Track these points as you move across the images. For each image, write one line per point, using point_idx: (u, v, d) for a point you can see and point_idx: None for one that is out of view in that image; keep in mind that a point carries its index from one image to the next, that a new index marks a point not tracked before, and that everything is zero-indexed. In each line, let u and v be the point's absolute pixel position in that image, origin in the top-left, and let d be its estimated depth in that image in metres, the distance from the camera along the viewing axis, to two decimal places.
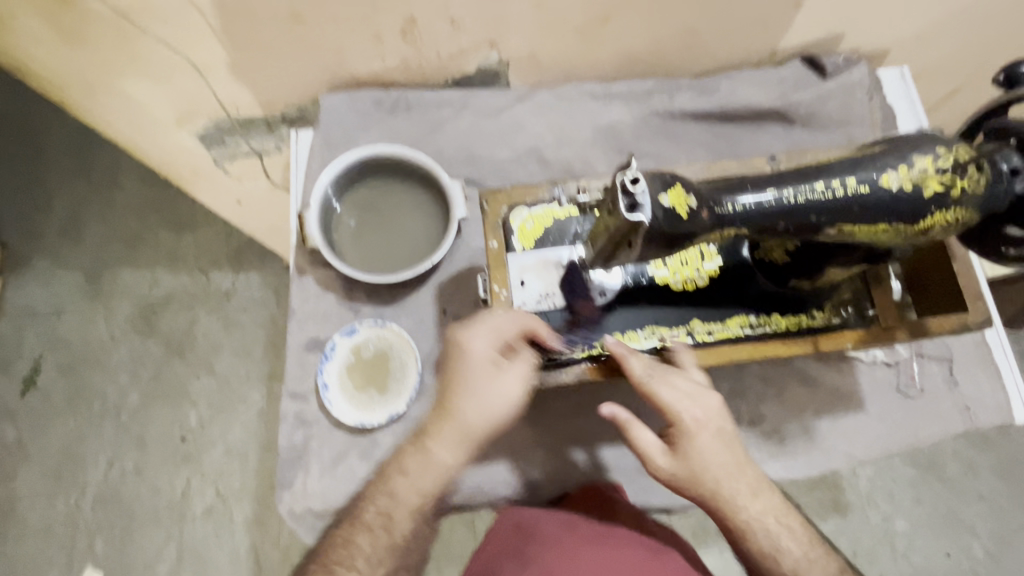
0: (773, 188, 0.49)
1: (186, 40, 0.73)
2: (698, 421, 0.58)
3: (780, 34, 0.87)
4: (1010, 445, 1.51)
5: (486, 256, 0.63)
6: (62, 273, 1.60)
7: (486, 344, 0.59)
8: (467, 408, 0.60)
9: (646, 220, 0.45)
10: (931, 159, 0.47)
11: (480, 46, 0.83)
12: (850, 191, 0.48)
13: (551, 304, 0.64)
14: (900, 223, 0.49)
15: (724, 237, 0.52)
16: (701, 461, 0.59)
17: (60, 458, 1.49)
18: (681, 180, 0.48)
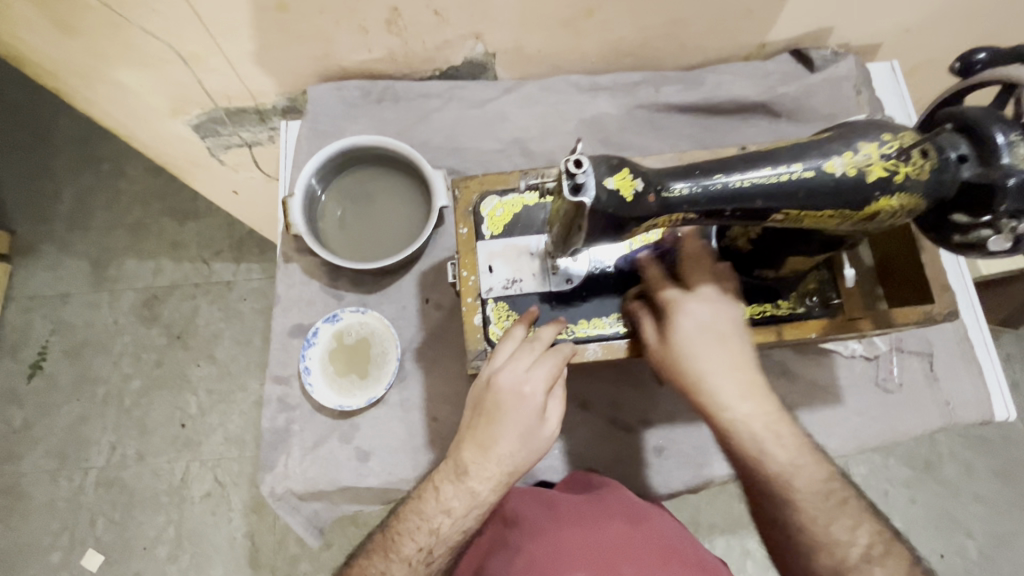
0: (720, 172, 0.49)
1: (176, 29, 0.75)
2: (697, 312, 0.60)
3: (767, 27, 0.87)
4: (1008, 447, 1.50)
5: (458, 242, 0.66)
6: (68, 261, 1.64)
7: (540, 386, 0.58)
8: (515, 449, 0.58)
9: (589, 201, 0.46)
10: (875, 146, 0.49)
11: (465, 38, 0.84)
12: (795, 176, 0.49)
13: (517, 290, 0.65)
14: (845, 208, 0.50)
15: (673, 222, 0.52)
16: (688, 348, 0.59)
17: (64, 440, 1.53)
18: (628, 163, 0.49)
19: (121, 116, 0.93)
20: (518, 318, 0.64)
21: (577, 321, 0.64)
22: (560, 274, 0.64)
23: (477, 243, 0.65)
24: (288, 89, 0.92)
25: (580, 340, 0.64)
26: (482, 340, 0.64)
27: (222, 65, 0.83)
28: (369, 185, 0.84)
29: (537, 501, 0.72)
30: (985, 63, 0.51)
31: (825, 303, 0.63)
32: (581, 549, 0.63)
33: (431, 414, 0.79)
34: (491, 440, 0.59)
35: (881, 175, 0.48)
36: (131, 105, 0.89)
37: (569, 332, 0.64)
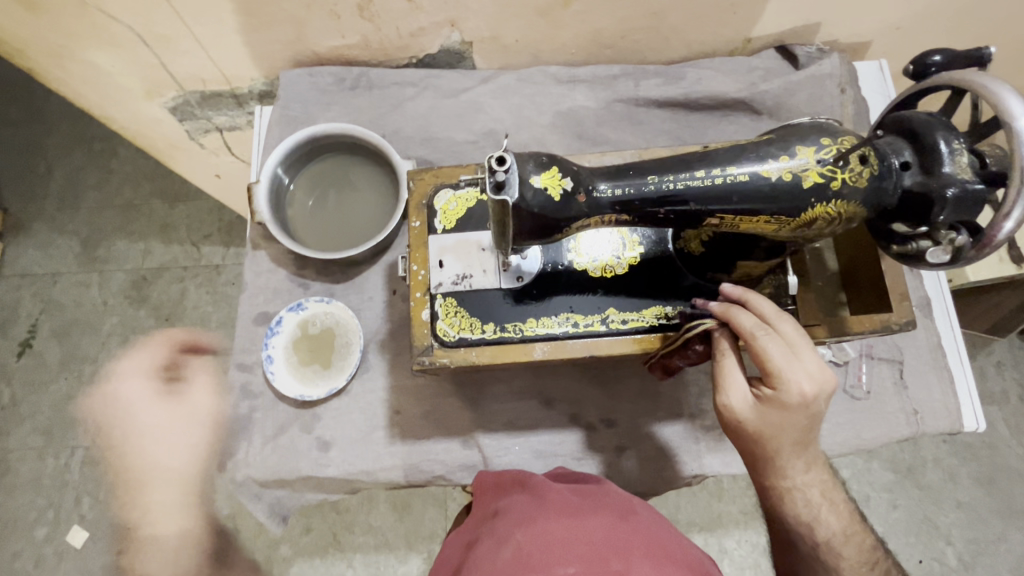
0: (652, 173, 0.48)
1: (141, 9, 0.74)
2: (807, 400, 0.54)
3: (751, 23, 0.84)
4: (993, 454, 1.49)
5: (410, 236, 0.66)
6: (58, 240, 1.64)
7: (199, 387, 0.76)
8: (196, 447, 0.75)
9: (512, 199, 0.45)
10: (812, 150, 0.47)
11: (440, 26, 0.82)
12: (729, 180, 0.48)
13: (468, 286, 0.64)
14: (780, 215, 0.49)
15: (608, 223, 0.51)
16: (779, 432, 0.56)
17: (52, 418, 1.54)
18: (558, 161, 0.48)
19: (97, 98, 0.92)
20: (465, 314, 0.63)
21: (525, 319, 0.63)
22: (511, 271, 0.63)
23: (429, 237, 0.65)
24: (263, 74, 0.91)
25: (528, 338, 0.63)
26: (429, 336, 0.63)
27: (193, 48, 0.82)
28: (339, 176, 0.83)
29: (528, 494, 0.67)
30: (940, 66, 0.49)
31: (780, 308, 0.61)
32: (572, 542, 0.57)
33: (393, 406, 0.78)
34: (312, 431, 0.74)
35: (817, 180, 0.47)
36: (106, 86, 0.89)
37: (518, 330, 0.63)
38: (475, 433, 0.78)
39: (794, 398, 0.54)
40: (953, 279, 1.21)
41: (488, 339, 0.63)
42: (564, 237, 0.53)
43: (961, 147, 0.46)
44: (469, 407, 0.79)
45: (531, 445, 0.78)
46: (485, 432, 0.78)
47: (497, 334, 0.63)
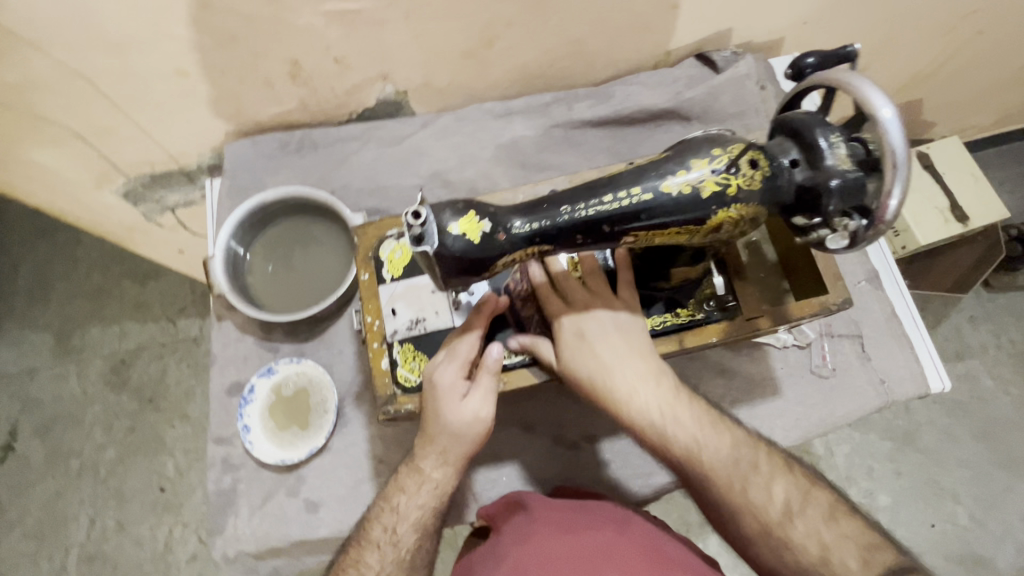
0: (564, 205, 0.50)
1: (82, 105, 0.77)
2: (586, 330, 0.63)
3: (666, 35, 0.90)
4: (983, 408, 1.52)
5: (360, 288, 0.67)
6: (31, 337, 1.63)
7: (451, 371, 0.61)
8: (442, 432, 0.62)
9: (433, 248, 0.47)
10: (706, 162, 0.50)
11: (373, 80, 0.86)
12: (635, 200, 0.50)
13: (423, 330, 0.66)
14: (688, 225, 0.51)
15: (531, 255, 0.53)
16: (579, 361, 0.62)
17: (42, 519, 1.50)
18: (475, 205, 0.50)
19: (50, 194, 0.93)
20: (423, 357, 0.65)
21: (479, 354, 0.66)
22: (462, 309, 0.66)
23: (379, 287, 0.67)
24: (209, 148, 0.92)
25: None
26: (391, 385, 0.64)
27: (136, 134, 0.84)
28: (295, 236, 0.85)
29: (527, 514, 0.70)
30: (813, 67, 0.55)
31: (722, 306, 0.65)
32: (573, 559, 0.62)
33: (377, 456, 0.78)
34: (427, 430, 0.63)
35: (714, 190, 0.50)
36: (56, 182, 0.90)
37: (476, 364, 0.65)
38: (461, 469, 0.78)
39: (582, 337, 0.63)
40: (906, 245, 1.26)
41: None
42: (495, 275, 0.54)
43: (839, 140, 0.49)
44: None
45: (517, 473, 0.79)
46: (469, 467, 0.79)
47: None
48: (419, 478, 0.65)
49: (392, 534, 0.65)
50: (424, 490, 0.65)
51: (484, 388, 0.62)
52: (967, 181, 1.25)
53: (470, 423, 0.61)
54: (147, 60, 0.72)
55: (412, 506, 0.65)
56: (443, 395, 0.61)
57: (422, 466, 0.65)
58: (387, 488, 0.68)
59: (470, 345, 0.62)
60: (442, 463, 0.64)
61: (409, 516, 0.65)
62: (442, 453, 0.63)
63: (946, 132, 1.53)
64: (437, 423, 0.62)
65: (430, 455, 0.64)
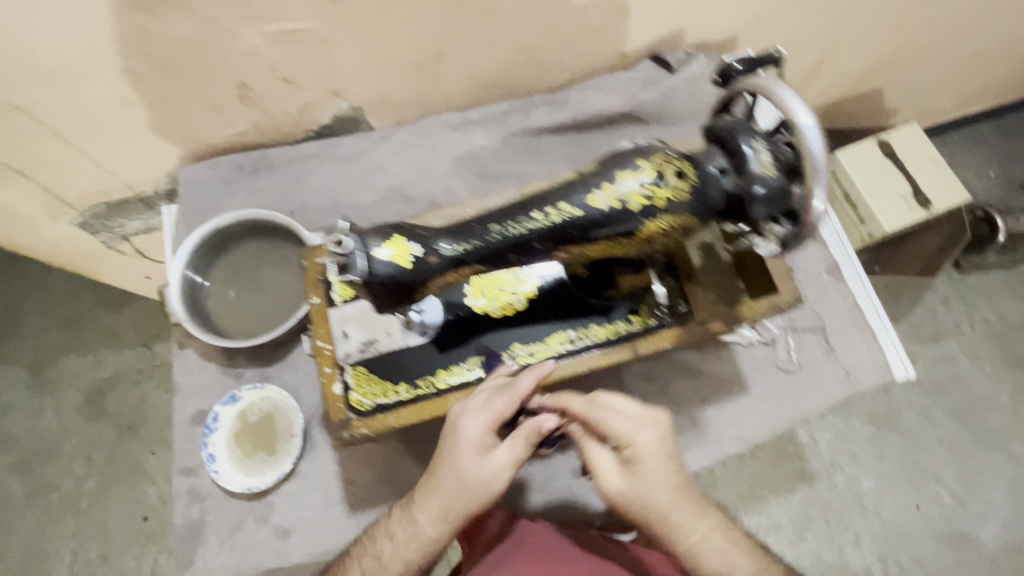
0: (494, 224, 0.52)
1: (24, 138, 0.75)
2: (646, 452, 0.57)
3: (619, 38, 0.90)
4: (960, 388, 1.54)
5: (311, 313, 0.66)
6: (4, 372, 1.59)
7: (478, 425, 0.58)
8: (448, 486, 0.59)
9: (360, 275, 0.50)
10: (633, 175, 0.51)
11: (326, 98, 0.85)
12: (564, 217, 0.51)
13: (376, 351, 0.65)
14: (620, 239, 0.53)
15: (467, 273, 0.55)
16: (645, 490, 0.57)
17: (23, 558, 1.47)
18: (404, 228, 0.52)
19: (3, 229, 0.91)
20: (377, 380, 0.64)
21: (433, 374, 0.64)
22: (415, 328, 0.64)
23: (330, 311, 0.66)
24: (164, 174, 0.90)
25: (442, 391, 0.64)
26: (345, 410, 0.63)
27: (86, 164, 0.82)
28: (255, 261, 0.84)
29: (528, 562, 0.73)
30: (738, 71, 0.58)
31: (673, 311, 0.66)
32: None
33: (346, 477, 0.77)
34: (435, 476, 0.60)
35: (642, 202, 0.51)
36: (9, 216, 0.88)
37: (431, 385, 0.64)
38: None
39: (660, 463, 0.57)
40: (872, 233, 1.29)
41: (394, 402, 0.63)
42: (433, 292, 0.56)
43: (762, 146, 0.50)
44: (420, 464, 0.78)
45: None
46: None
47: (412, 394, 0.64)
48: (410, 531, 0.62)
49: None
50: (412, 546, 0.62)
51: (507, 454, 0.58)
52: (927, 166, 1.27)
53: (480, 486, 0.57)
54: (87, 89, 0.70)
55: (397, 558, 0.63)
56: (458, 448, 0.58)
57: (418, 516, 0.62)
58: (376, 530, 0.66)
59: (505, 404, 0.58)
60: (439, 523, 0.60)
61: (391, 567, 0.63)
62: (444, 511, 0.60)
63: (910, 117, 1.55)
64: (449, 474, 0.59)
65: (430, 510, 0.60)
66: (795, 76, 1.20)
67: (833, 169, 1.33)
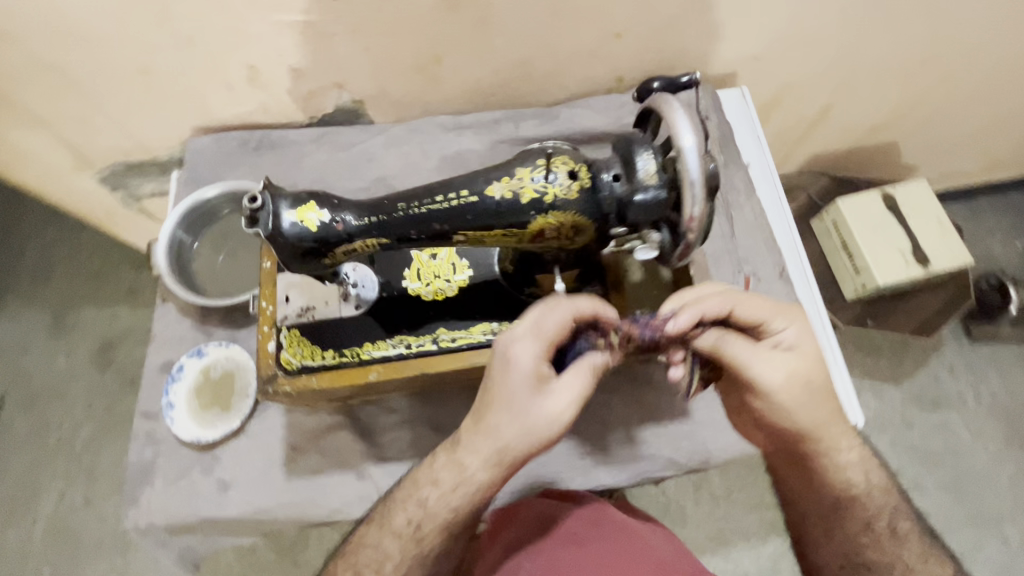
0: (400, 202, 0.60)
1: (54, 94, 0.83)
2: (791, 337, 0.64)
3: (613, 62, 0.94)
4: (957, 459, 1.47)
5: (261, 274, 0.72)
6: (28, 312, 1.70)
7: (532, 353, 0.59)
8: (506, 421, 0.60)
9: (264, 232, 0.58)
10: (527, 172, 0.59)
11: (329, 88, 0.91)
12: (460, 202, 0.59)
13: (312, 318, 0.69)
14: (510, 228, 0.60)
15: (372, 246, 0.63)
16: (802, 375, 0.63)
17: (14, 489, 1.54)
18: (316, 196, 0.60)
19: (32, 176, 1.00)
20: (309, 343, 0.68)
21: (360, 345, 0.68)
22: (351, 300, 0.69)
23: (278, 275, 0.71)
24: (178, 142, 0.98)
25: (364, 362, 0.67)
26: (273, 366, 0.66)
27: (108, 125, 0.91)
28: (239, 230, 0.90)
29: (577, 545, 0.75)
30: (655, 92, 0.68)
31: None
32: None
33: (290, 443, 0.81)
34: (487, 414, 0.61)
35: (532, 197, 0.58)
36: (37, 164, 0.97)
37: (356, 355, 0.67)
38: (369, 463, 0.80)
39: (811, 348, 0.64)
40: (867, 284, 1.29)
41: (318, 366, 0.67)
42: (340, 263, 0.65)
43: (651, 159, 0.57)
44: (361, 440, 0.81)
45: None
46: (376, 462, 0.80)
47: (337, 360, 0.67)
48: (459, 477, 0.63)
49: (416, 530, 0.66)
50: (463, 487, 0.63)
51: (571, 381, 0.60)
52: (932, 226, 1.26)
53: (543, 418, 0.59)
54: (112, 55, 0.78)
55: (444, 506, 0.65)
56: (515, 380, 0.60)
57: (466, 462, 0.63)
58: (417, 474, 0.68)
59: (556, 325, 0.61)
60: (491, 463, 0.61)
61: (436, 516, 0.65)
62: (500, 449, 0.60)
63: (928, 177, 1.52)
64: (506, 409, 0.60)
65: (481, 454, 0.61)
66: (802, 120, 1.21)
67: (832, 218, 1.33)
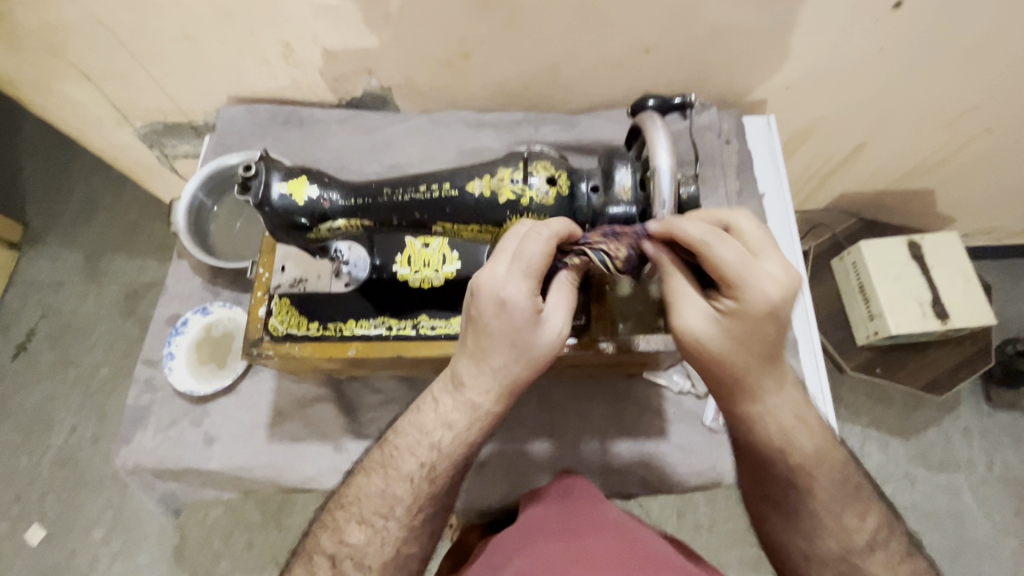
0: (386, 188, 0.63)
1: (103, 50, 0.88)
2: (760, 299, 0.52)
3: (640, 78, 0.94)
4: (959, 526, 1.41)
5: (263, 242, 0.75)
6: (66, 252, 1.80)
7: (526, 289, 0.55)
8: (509, 356, 0.58)
9: (254, 200, 0.61)
10: (508, 173, 0.62)
11: (358, 73, 0.94)
12: (442, 195, 0.62)
13: (303, 289, 0.72)
14: (487, 225, 0.63)
15: (355, 226, 0.66)
16: (739, 343, 0.54)
17: (31, 417, 1.63)
18: (308, 172, 0.63)
19: (79, 125, 1.06)
20: (296, 312, 0.71)
21: (345, 320, 0.71)
22: (342, 277, 0.72)
23: (277, 244, 0.74)
24: (213, 109, 1.03)
25: (346, 338, 0.70)
26: (261, 330, 0.70)
27: (150, 85, 0.96)
28: None
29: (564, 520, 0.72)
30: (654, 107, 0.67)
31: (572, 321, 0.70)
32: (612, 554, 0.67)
33: (277, 407, 0.84)
34: (485, 351, 0.58)
35: (509, 197, 0.61)
36: (84, 114, 1.03)
37: (338, 330, 0.70)
38: (349, 438, 0.83)
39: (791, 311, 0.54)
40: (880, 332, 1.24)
41: (300, 335, 0.70)
42: (324, 240, 0.67)
43: (629, 174, 0.60)
44: (344, 413, 0.84)
45: None
46: (355, 437, 0.83)
47: (320, 332, 0.70)
48: (470, 412, 0.60)
49: (430, 470, 0.63)
50: (474, 422, 0.61)
51: (557, 307, 0.58)
52: (955, 279, 1.22)
53: (543, 345, 0.58)
54: (159, 20, 0.83)
55: (458, 443, 0.62)
56: (512, 320, 0.56)
57: (472, 394, 0.60)
58: (420, 407, 0.64)
59: (545, 259, 0.55)
60: (503, 394, 0.60)
61: (448, 451, 0.62)
62: (509, 383, 0.59)
63: (964, 231, 1.47)
64: (507, 345, 0.57)
65: (489, 382, 0.59)
66: (832, 156, 1.18)
67: (852, 258, 1.30)
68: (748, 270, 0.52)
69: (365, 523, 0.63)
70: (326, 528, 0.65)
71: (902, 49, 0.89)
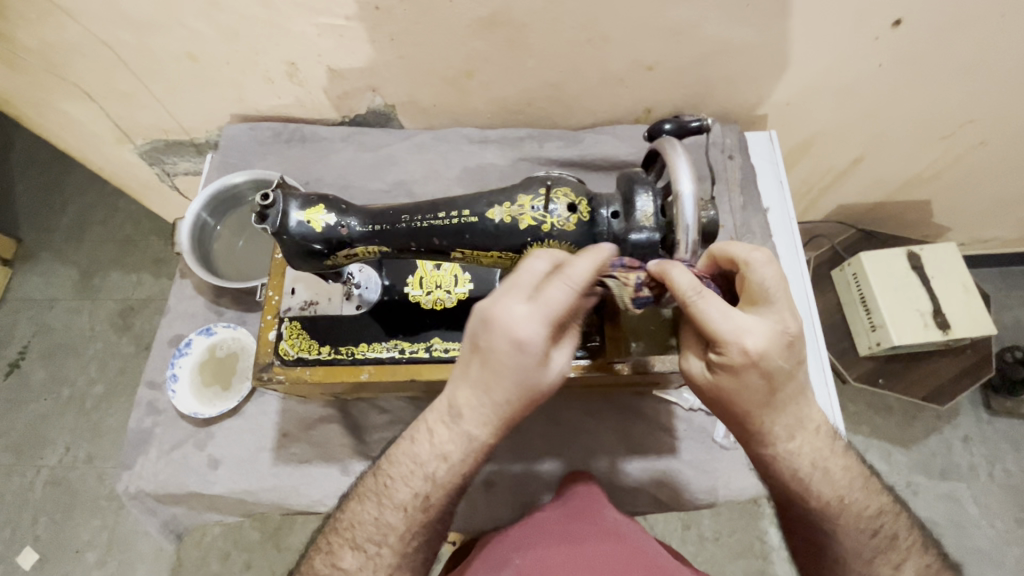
0: (405, 215, 0.63)
1: (105, 69, 0.88)
2: (743, 354, 0.51)
3: (642, 94, 0.95)
4: (963, 534, 1.41)
5: (272, 265, 0.75)
6: (60, 268, 1.77)
7: (545, 331, 0.53)
8: (513, 395, 0.55)
9: (272, 228, 0.61)
10: (528, 200, 0.62)
11: (363, 91, 0.94)
12: (461, 222, 0.62)
13: (313, 312, 0.72)
14: (506, 252, 0.63)
15: (373, 252, 0.66)
16: (735, 393, 0.54)
17: (23, 436, 1.60)
18: (326, 199, 0.63)
19: (79, 143, 1.05)
20: (306, 336, 0.70)
21: (356, 344, 0.70)
22: (353, 300, 0.72)
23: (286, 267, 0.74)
24: (215, 127, 1.02)
25: (357, 361, 0.69)
26: (271, 355, 0.70)
27: (152, 103, 0.95)
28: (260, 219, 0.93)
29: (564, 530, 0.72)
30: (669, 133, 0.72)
31: (586, 343, 0.70)
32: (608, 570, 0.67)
33: (282, 429, 0.83)
34: (489, 387, 0.55)
35: (530, 224, 0.61)
36: (83, 132, 1.02)
37: (349, 354, 0.69)
38: (355, 459, 0.82)
39: (788, 361, 0.53)
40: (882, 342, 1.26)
41: (310, 359, 0.69)
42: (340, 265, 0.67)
43: (650, 199, 0.60)
44: (350, 435, 0.83)
45: None
46: (362, 459, 0.82)
47: (330, 356, 0.69)
48: (465, 446, 0.58)
49: (422, 500, 0.61)
50: (468, 457, 0.59)
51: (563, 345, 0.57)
52: (955, 290, 1.23)
53: (546, 384, 0.56)
54: (162, 40, 0.82)
55: (453, 476, 0.60)
56: (525, 358, 0.54)
57: (469, 428, 0.58)
58: (414, 432, 0.62)
59: (568, 304, 0.53)
60: (498, 425, 0.58)
61: (440, 481, 0.60)
62: (505, 418, 0.57)
63: (959, 240, 1.48)
64: (512, 383, 0.55)
65: (487, 419, 0.57)
66: (831, 169, 1.20)
67: (852, 270, 1.31)
68: (728, 322, 0.52)
69: (358, 549, 0.63)
70: (320, 551, 0.65)
71: (899, 66, 0.90)
